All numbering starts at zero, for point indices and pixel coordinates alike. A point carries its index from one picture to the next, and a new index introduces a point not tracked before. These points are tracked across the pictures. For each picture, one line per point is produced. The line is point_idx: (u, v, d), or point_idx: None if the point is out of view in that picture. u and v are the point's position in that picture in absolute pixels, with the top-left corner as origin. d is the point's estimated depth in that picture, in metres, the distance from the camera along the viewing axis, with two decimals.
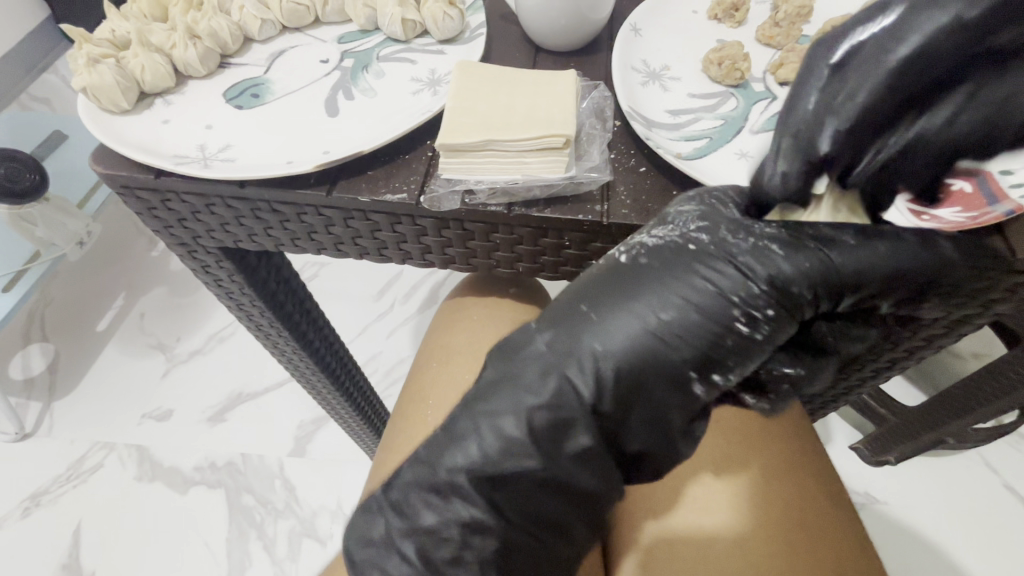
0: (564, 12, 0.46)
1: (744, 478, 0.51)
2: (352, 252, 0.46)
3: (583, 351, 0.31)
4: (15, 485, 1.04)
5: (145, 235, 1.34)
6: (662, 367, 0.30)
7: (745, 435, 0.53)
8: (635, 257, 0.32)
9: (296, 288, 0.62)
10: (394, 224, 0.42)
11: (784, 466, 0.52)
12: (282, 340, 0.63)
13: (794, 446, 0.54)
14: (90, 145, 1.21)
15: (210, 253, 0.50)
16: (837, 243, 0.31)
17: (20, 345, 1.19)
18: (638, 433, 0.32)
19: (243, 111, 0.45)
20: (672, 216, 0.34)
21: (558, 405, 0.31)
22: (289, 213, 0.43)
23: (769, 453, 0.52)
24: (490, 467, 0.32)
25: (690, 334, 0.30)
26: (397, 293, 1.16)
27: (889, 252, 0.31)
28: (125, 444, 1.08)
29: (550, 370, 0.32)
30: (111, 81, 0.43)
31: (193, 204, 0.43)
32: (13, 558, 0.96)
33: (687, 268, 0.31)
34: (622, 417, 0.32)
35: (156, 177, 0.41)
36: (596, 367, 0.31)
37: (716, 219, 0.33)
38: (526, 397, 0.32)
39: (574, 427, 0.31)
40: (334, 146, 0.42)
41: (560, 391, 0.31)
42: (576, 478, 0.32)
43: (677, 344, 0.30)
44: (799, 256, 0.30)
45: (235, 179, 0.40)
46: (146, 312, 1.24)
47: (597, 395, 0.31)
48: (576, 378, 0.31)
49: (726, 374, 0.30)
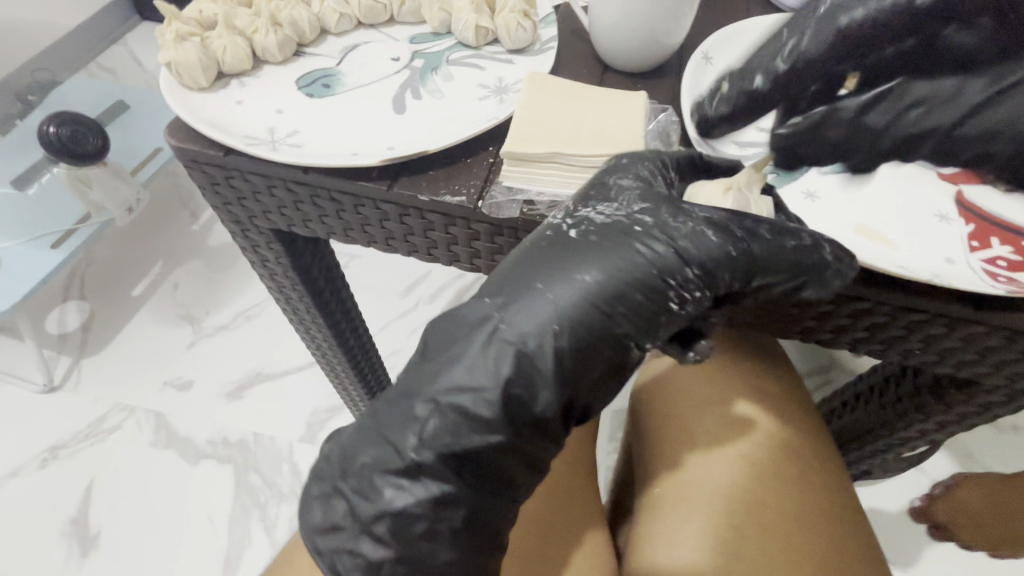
0: (638, 35, 0.47)
1: (769, 524, 0.47)
2: (401, 248, 0.46)
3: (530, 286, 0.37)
4: (39, 436, 1.07)
5: (188, 208, 1.39)
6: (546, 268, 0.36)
7: (779, 482, 0.50)
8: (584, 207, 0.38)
9: (337, 281, 0.63)
10: (448, 225, 0.42)
11: (816, 517, 0.48)
12: (313, 324, 0.63)
13: (815, 489, 0.50)
14: (148, 118, 1.29)
15: (262, 234, 0.51)
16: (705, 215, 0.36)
17: (58, 301, 1.24)
18: (532, 316, 0.35)
19: (314, 99, 0.46)
20: (615, 188, 0.37)
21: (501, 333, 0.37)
22: (346, 204, 0.43)
23: (804, 502, 0.49)
24: (419, 485, 0.35)
25: (596, 220, 0.36)
26: (424, 292, 1.16)
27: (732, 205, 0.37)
28: (145, 408, 1.10)
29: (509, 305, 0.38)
30: (194, 59, 0.44)
31: (255, 183, 0.44)
32: (27, 504, 1.00)
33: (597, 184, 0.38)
34: (507, 290, 0.36)
35: (225, 154, 0.42)
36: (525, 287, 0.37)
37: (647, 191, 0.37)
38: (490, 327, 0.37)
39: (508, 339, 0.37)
40: (399, 142, 0.43)
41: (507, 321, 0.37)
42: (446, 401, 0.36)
43: (574, 222, 0.36)
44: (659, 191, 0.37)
45: (301, 164, 0.41)
46: (180, 282, 1.27)
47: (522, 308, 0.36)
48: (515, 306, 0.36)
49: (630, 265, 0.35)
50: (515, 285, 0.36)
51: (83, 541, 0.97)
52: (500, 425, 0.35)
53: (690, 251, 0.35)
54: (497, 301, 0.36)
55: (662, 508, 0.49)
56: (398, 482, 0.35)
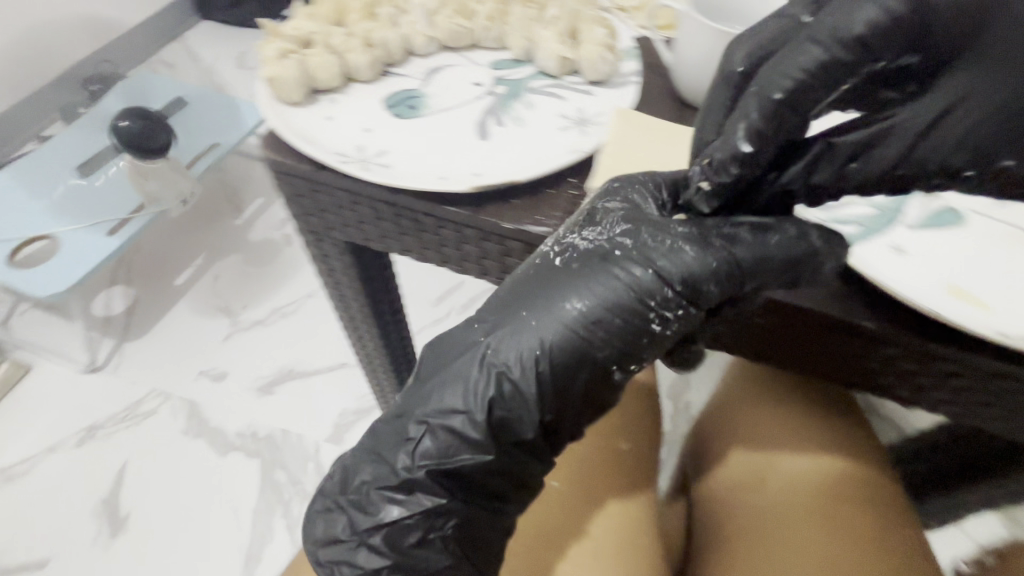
0: None
1: (829, 521, 0.52)
2: (473, 270, 0.47)
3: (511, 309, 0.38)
4: (78, 414, 1.11)
5: (234, 203, 1.43)
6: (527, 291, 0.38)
7: (840, 491, 0.55)
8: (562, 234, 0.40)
9: (393, 291, 0.64)
10: (528, 253, 0.43)
11: (877, 523, 0.52)
12: (365, 331, 0.64)
13: (877, 500, 0.54)
14: (206, 115, 1.34)
15: (335, 245, 0.52)
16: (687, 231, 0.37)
17: (105, 285, 1.28)
18: (514, 337, 0.37)
19: (401, 120, 0.47)
20: (598, 215, 0.39)
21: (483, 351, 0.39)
22: (428, 224, 0.44)
23: (864, 508, 0.53)
24: (416, 499, 0.39)
25: (578, 246, 0.38)
26: (455, 302, 1.17)
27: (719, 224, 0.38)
28: (180, 396, 1.13)
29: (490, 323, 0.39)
30: (293, 76, 0.46)
31: (340, 199, 0.45)
32: (64, 479, 1.03)
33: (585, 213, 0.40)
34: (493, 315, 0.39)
35: (316, 169, 0.44)
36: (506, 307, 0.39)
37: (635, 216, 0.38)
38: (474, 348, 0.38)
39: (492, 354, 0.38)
40: (484, 169, 0.44)
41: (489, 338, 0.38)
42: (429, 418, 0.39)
43: (558, 249, 0.38)
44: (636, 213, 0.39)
45: (390, 184, 0.42)
46: (221, 275, 1.31)
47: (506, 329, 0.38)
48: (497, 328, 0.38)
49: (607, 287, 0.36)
50: (500, 312, 0.38)
51: (113, 522, 0.99)
52: (490, 444, 0.38)
53: (667, 268, 0.36)
54: (487, 327, 0.38)
55: (716, 517, 0.55)
56: (393, 498, 0.39)
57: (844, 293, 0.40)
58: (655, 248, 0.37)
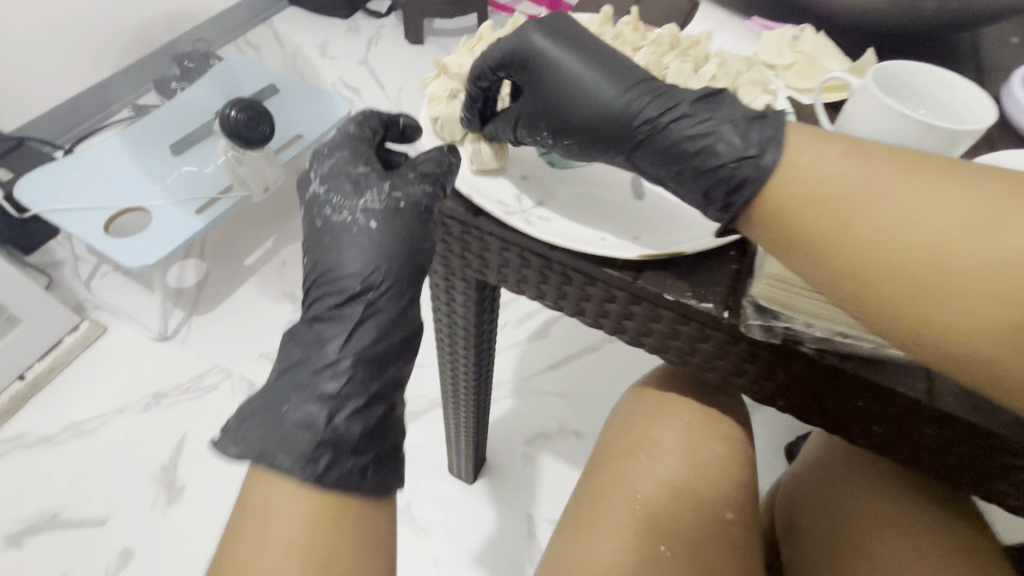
0: None
1: None
2: (608, 325, 0.48)
3: (333, 260, 0.49)
4: (143, 380, 1.14)
5: (306, 190, 1.44)
6: (335, 243, 0.49)
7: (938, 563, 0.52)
8: (339, 206, 0.50)
9: (496, 310, 0.65)
10: (679, 322, 0.44)
11: None
12: (460, 345, 0.67)
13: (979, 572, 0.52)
14: (294, 104, 1.37)
15: (465, 279, 0.55)
16: (421, 165, 0.50)
17: (180, 257, 1.32)
18: (347, 252, 0.49)
19: (556, 168, 0.51)
20: (355, 181, 0.50)
21: (346, 284, 0.48)
22: (576, 280, 0.46)
23: None
24: (350, 397, 0.46)
25: (365, 208, 0.49)
26: (511, 316, 1.26)
27: (421, 163, 0.50)
28: (240, 375, 1.16)
29: (331, 270, 0.49)
30: (457, 118, 0.52)
31: (490, 244, 0.48)
32: (126, 443, 1.07)
33: (337, 192, 0.50)
34: (311, 248, 0.50)
35: (475, 217, 0.47)
36: (339, 261, 0.49)
37: (337, 172, 0.51)
38: (330, 296, 0.49)
39: (351, 286, 0.48)
40: (644, 233, 0.46)
41: (339, 277, 0.49)
42: (314, 353, 0.48)
43: (363, 218, 0.49)
44: (376, 171, 0.51)
45: (550, 243, 0.45)
46: (288, 260, 1.33)
47: (349, 271, 0.49)
48: (342, 273, 0.49)
49: (375, 205, 0.49)
50: (315, 246, 0.50)
51: (169, 491, 1.02)
52: (387, 325, 0.49)
53: (415, 185, 0.49)
54: (310, 258, 0.50)
55: None
56: (338, 408, 0.46)
57: (709, 272, 0.44)
58: (413, 180, 0.50)
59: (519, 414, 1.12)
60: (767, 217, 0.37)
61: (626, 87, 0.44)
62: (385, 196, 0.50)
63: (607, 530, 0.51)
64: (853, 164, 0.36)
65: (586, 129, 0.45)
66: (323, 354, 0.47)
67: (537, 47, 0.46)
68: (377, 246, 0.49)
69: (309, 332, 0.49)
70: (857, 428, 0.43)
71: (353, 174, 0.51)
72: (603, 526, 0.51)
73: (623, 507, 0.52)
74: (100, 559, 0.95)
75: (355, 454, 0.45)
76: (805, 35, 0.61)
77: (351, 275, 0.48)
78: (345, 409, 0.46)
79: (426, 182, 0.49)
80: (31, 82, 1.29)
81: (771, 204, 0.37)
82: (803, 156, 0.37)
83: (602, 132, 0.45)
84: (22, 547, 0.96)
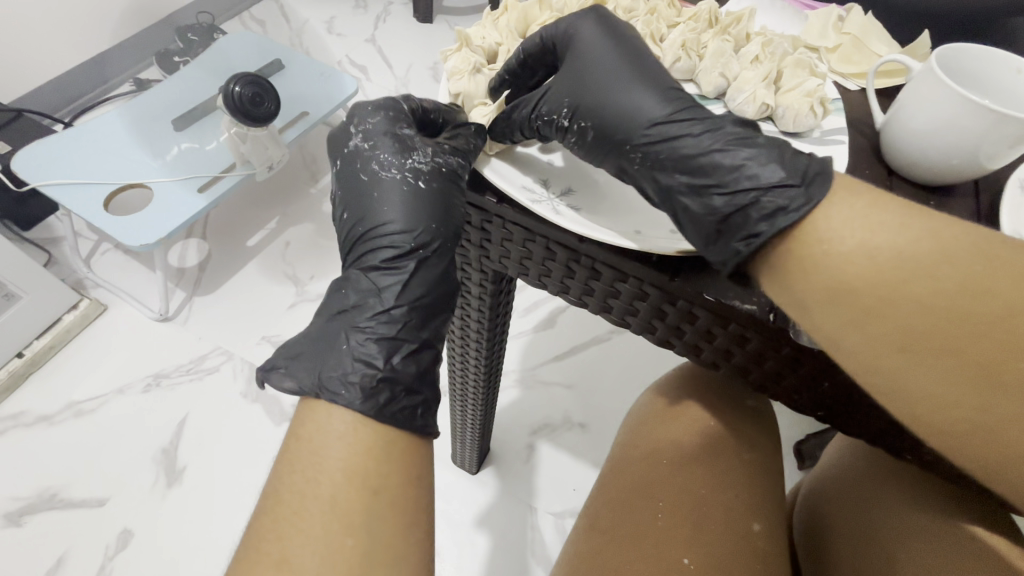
0: (959, 152, 0.43)
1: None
2: (636, 325, 0.45)
3: (375, 219, 0.44)
4: (143, 361, 1.12)
5: (311, 171, 1.41)
6: (377, 201, 0.44)
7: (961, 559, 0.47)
8: (380, 162, 0.45)
9: (511, 298, 0.62)
10: (716, 326, 0.41)
11: None
12: (472, 339, 0.64)
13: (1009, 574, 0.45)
14: (300, 81, 1.32)
15: (482, 271, 0.52)
16: (462, 130, 0.47)
17: (183, 236, 1.29)
18: (391, 211, 0.44)
19: None
20: (396, 137, 0.46)
21: (393, 243, 0.43)
22: (606, 276, 0.43)
23: None
24: (401, 360, 0.42)
25: (410, 164, 0.45)
26: (518, 305, 1.23)
27: (469, 129, 0.47)
28: (243, 358, 1.14)
29: (374, 229, 0.44)
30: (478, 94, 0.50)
31: (513, 234, 0.45)
32: (126, 424, 1.05)
33: (376, 149, 0.45)
34: (349, 202, 0.45)
35: (497, 202, 0.44)
36: (383, 220, 0.44)
37: (375, 128, 0.46)
38: (374, 257, 0.44)
39: (397, 247, 0.43)
40: None
41: (385, 236, 0.43)
42: (357, 318, 0.42)
43: (408, 174, 0.44)
44: (416, 131, 0.47)
45: (581, 233, 0.41)
46: (291, 242, 1.30)
47: (396, 230, 0.43)
48: (387, 233, 0.43)
49: (420, 163, 0.44)
50: (355, 196, 0.45)
51: (169, 473, 1.00)
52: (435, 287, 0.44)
53: (464, 145, 0.45)
54: (349, 212, 0.45)
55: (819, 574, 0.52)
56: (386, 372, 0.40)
57: None
58: (464, 141, 0.46)
59: (526, 405, 1.09)
60: (788, 259, 0.36)
61: (665, 102, 0.43)
62: (431, 151, 0.45)
63: (624, 537, 0.49)
64: (896, 227, 0.35)
65: (599, 130, 0.43)
66: (371, 314, 0.42)
67: (591, 57, 0.45)
68: (427, 202, 0.44)
69: (359, 274, 0.44)
70: (907, 443, 0.40)
71: (394, 130, 0.46)
72: (619, 528, 0.50)
73: (642, 513, 0.50)
74: (101, 539, 0.94)
75: (410, 392, 0.41)
76: (850, 16, 0.57)
77: (400, 233, 0.43)
78: (401, 350, 0.42)
79: (469, 142, 0.46)
80: (30, 50, 1.24)
81: (801, 247, 0.36)
82: (841, 209, 0.36)
83: (612, 136, 0.43)
84: (21, 526, 0.94)
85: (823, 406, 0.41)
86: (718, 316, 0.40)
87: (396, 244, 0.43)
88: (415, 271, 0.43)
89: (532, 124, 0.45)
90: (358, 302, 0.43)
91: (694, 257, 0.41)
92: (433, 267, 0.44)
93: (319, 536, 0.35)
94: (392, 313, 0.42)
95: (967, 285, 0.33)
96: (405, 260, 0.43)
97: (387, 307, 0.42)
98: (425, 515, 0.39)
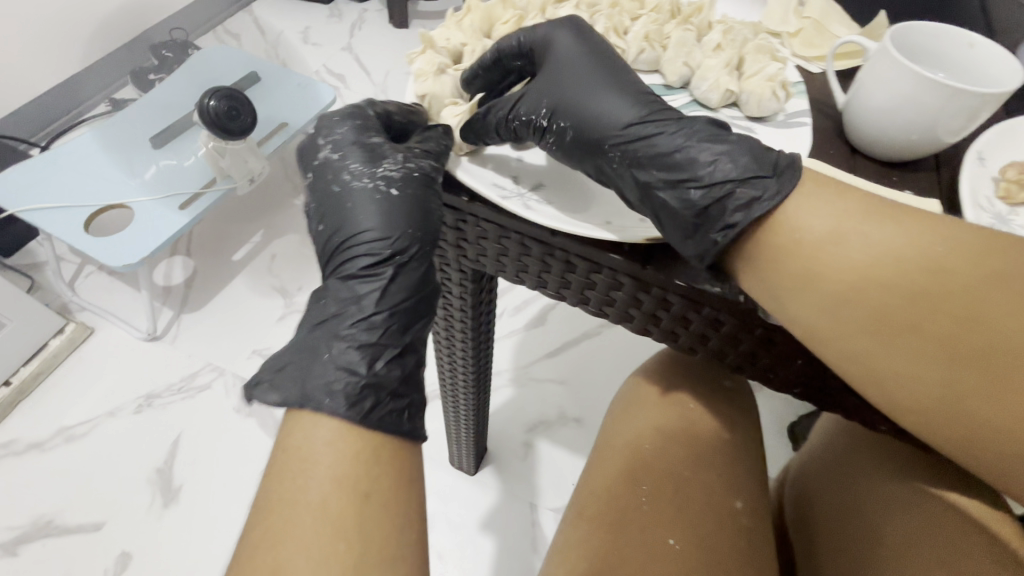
0: (918, 128, 0.44)
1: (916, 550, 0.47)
2: (614, 314, 0.46)
3: (349, 229, 0.44)
4: (133, 381, 1.11)
5: (292, 182, 1.41)
6: (349, 212, 0.44)
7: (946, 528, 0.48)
8: (350, 173, 0.45)
9: (493, 296, 0.62)
10: (690, 310, 0.41)
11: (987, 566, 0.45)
12: (459, 340, 0.65)
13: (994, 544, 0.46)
14: (277, 93, 1.32)
15: (460, 271, 0.53)
16: (429, 133, 0.47)
17: (167, 254, 1.28)
18: (363, 220, 0.44)
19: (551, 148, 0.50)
20: (364, 147, 0.46)
21: (368, 250, 0.43)
22: (580, 268, 0.44)
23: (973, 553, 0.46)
24: (384, 365, 0.42)
25: (379, 172, 0.45)
26: (508, 305, 1.24)
27: (434, 131, 0.48)
28: (234, 373, 1.13)
29: (348, 239, 0.44)
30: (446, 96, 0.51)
31: (487, 231, 0.46)
32: (119, 446, 1.04)
33: (346, 160, 0.46)
34: (323, 214, 0.45)
35: (468, 201, 0.45)
36: (356, 229, 0.44)
37: (344, 140, 0.47)
38: (351, 268, 0.44)
39: (372, 254, 0.43)
40: None
41: (360, 244, 0.44)
42: (336, 328, 0.42)
43: (379, 181, 0.45)
44: (383, 139, 0.48)
45: (552, 226, 0.42)
46: (277, 255, 1.29)
47: (370, 238, 0.43)
48: (361, 241, 0.44)
49: (391, 170, 0.45)
50: (328, 209, 0.45)
51: (165, 493, 1.00)
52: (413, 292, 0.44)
53: (432, 149, 0.46)
54: (323, 225, 0.45)
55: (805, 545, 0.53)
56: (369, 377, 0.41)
57: None
58: (432, 143, 0.47)
59: (520, 404, 1.09)
60: (759, 251, 0.38)
61: (637, 103, 0.43)
62: (401, 156, 0.45)
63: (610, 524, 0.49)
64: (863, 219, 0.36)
65: (577, 130, 0.44)
66: (350, 322, 0.42)
67: (566, 61, 0.46)
68: (400, 207, 0.44)
69: (337, 284, 0.44)
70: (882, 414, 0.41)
71: (362, 141, 0.47)
72: (607, 513, 0.50)
73: (630, 497, 0.51)
74: (99, 563, 0.93)
75: (395, 396, 0.41)
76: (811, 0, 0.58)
77: (375, 241, 0.43)
78: (385, 354, 0.42)
79: (437, 146, 0.46)
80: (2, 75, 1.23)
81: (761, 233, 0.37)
82: (807, 202, 0.37)
83: (589, 136, 0.43)
84: (17, 555, 0.93)
85: (800, 383, 0.42)
86: (691, 301, 0.41)
87: (371, 251, 0.43)
88: (394, 276, 0.43)
89: (508, 125, 0.46)
90: (336, 313, 0.43)
91: (664, 245, 0.42)
92: (410, 272, 0.44)
93: (311, 540, 0.35)
94: (371, 319, 0.42)
95: (936, 271, 0.34)
96: (384, 266, 0.43)
97: (365, 314, 0.42)
98: (415, 516, 0.40)
